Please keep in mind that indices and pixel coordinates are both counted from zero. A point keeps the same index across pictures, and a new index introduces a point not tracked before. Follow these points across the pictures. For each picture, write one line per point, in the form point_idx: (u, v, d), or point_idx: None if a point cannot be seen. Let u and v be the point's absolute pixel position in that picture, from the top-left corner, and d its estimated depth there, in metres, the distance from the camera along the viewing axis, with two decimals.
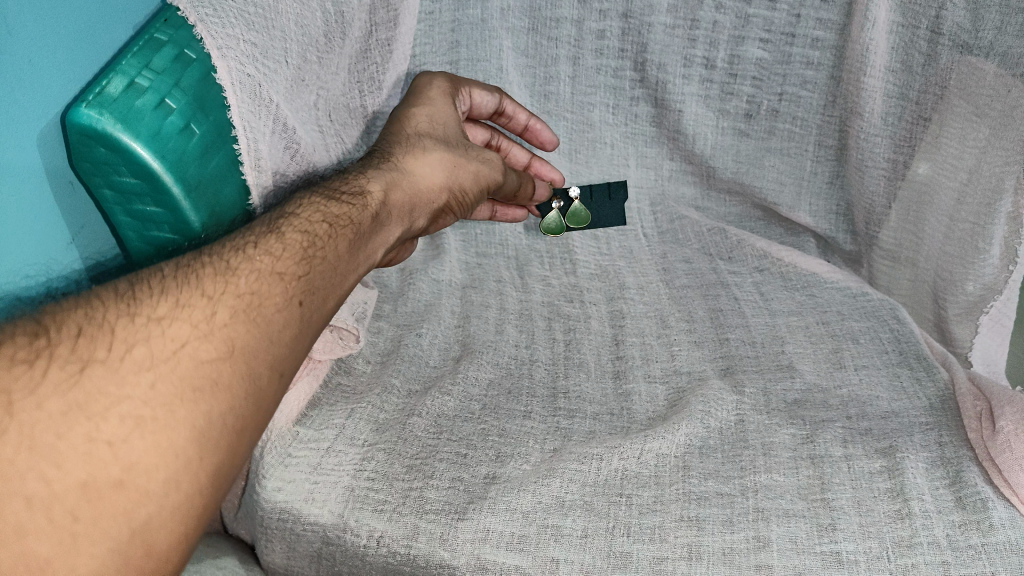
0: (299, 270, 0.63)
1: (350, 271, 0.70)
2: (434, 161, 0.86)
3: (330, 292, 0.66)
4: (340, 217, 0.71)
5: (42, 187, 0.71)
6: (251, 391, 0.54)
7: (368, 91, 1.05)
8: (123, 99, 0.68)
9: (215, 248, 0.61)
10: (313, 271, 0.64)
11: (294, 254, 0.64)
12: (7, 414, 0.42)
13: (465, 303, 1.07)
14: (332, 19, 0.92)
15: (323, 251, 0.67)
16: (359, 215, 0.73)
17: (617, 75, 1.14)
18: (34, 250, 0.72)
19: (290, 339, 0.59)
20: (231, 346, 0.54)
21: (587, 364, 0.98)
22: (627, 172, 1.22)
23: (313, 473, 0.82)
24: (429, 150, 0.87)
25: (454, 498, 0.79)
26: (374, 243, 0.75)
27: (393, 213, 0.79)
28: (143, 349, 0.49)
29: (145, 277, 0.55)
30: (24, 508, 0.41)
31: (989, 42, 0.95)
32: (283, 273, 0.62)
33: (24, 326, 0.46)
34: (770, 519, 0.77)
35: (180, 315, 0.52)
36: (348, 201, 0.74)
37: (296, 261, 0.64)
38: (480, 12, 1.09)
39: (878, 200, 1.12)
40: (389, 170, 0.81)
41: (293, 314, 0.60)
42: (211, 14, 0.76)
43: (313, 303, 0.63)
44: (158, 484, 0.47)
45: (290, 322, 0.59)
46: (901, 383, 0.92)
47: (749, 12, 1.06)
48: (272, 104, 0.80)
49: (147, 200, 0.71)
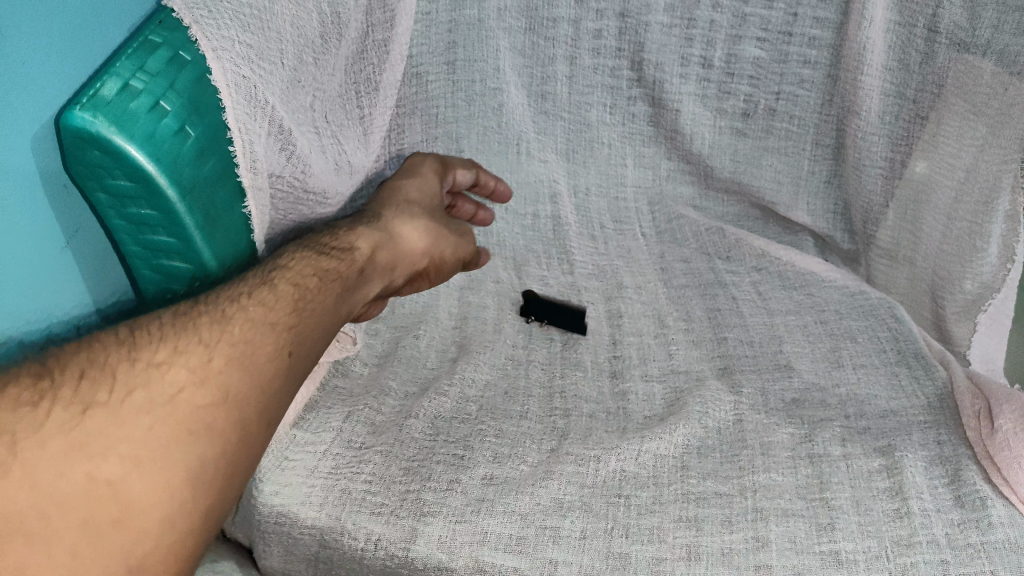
0: (290, 320, 0.66)
1: (333, 325, 0.73)
2: (420, 227, 0.89)
3: (317, 342, 0.69)
4: (330, 270, 0.74)
5: (34, 198, 0.67)
6: (242, 435, 0.57)
7: (364, 92, 1.03)
8: (118, 101, 0.68)
9: (213, 295, 0.65)
10: (302, 323, 0.67)
11: (287, 304, 0.67)
12: (11, 454, 0.47)
13: (462, 304, 1.07)
14: (328, 20, 0.93)
15: (314, 302, 0.70)
16: (347, 269, 0.76)
17: (614, 75, 1.14)
18: (39, 288, 0.71)
19: (278, 385, 0.62)
20: (225, 391, 0.57)
21: (584, 363, 0.98)
22: (625, 171, 1.21)
23: (311, 477, 0.81)
24: (411, 217, 0.89)
25: (452, 500, 0.79)
26: (353, 297, 0.78)
27: (370, 271, 0.82)
28: (142, 393, 0.53)
29: (145, 323, 0.59)
30: (26, 543, 0.45)
31: (986, 40, 0.95)
32: (276, 322, 0.65)
33: (29, 370, 0.51)
34: (770, 519, 0.77)
35: (177, 360, 0.56)
36: (336, 255, 0.76)
37: (287, 311, 0.67)
38: (477, 13, 1.07)
39: (876, 199, 1.12)
40: (376, 232, 0.84)
41: (282, 361, 0.63)
42: (205, 15, 0.75)
43: (300, 353, 0.66)
44: (154, 522, 0.50)
45: (279, 368, 0.63)
46: (899, 382, 0.92)
47: (746, 11, 1.06)
48: (267, 106, 0.80)
49: (142, 204, 0.71)
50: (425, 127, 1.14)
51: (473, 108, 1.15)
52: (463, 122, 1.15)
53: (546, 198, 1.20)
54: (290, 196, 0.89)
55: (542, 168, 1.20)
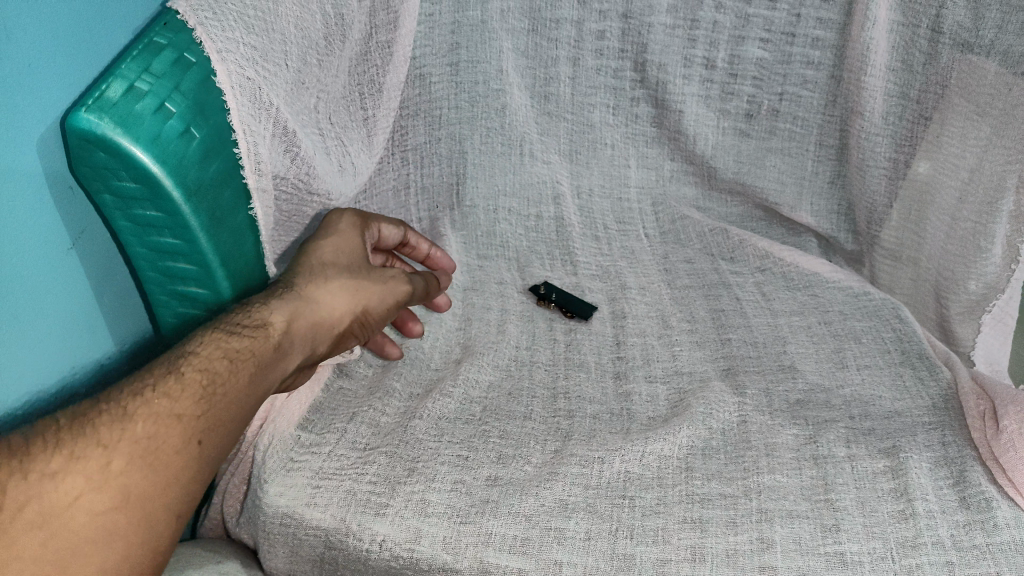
0: (197, 409, 0.64)
1: (253, 403, 0.70)
2: (338, 286, 0.79)
3: (232, 426, 0.67)
4: (243, 349, 0.69)
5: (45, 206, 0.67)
6: (148, 535, 0.58)
7: (368, 94, 1.04)
8: (123, 103, 0.68)
9: (116, 389, 0.63)
10: (212, 410, 0.65)
11: (193, 393, 0.64)
12: None
13: (466, 305, 1.06)
14: (332, 21, 0.93)
15: (225, 386, 0.67)
16: (263, 345, 0.71)
17: (617, 75, 1.14)
18: (57, 305, 0.70)
19: (188, 478, 0.61)
20: (125, 495, 0.58)
21: (588, 363, 0.98)
22: (628, 173, 1.21)
23: (317, 478, 0.81)
24: (330, 276, 0.80)
25: (456, 501, 0.79)
26: (278, 372, 0.72)
27: (297, 342, 0.75)
28: (34, 507, 0.55)
29: (42, 428, 0.59)
30: None
31: (990, 41, 0.96)
32: (181, 414, 0.63)
33: None
34: (774, 520, 0.77)
35: (72, 468, 0.57)
36: (250, 332, 0.71)
37: (194, 401, 0.64)
38: (480, 14, 1.08)
39: (879, 200, 1.12)
40: (294, 296, 0.76)
41: (190, 454, 0.62)
42: (210, 17, 0.76)
43: (211, 442, 0.64)
44: None
45: (186, 463, 0.61)
46: (903, 383, 0.92)
47: (749, 12, 1.07)
48: (272, 107, 0.80)
49: (147, 205, 0.70)
50: (429, 128, 1.14)
51: (476, 109, 1.14)
52: (466, 123, 1.15)
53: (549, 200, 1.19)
54: (294, 197, 0.90)
55: (546, 169, 1.19)
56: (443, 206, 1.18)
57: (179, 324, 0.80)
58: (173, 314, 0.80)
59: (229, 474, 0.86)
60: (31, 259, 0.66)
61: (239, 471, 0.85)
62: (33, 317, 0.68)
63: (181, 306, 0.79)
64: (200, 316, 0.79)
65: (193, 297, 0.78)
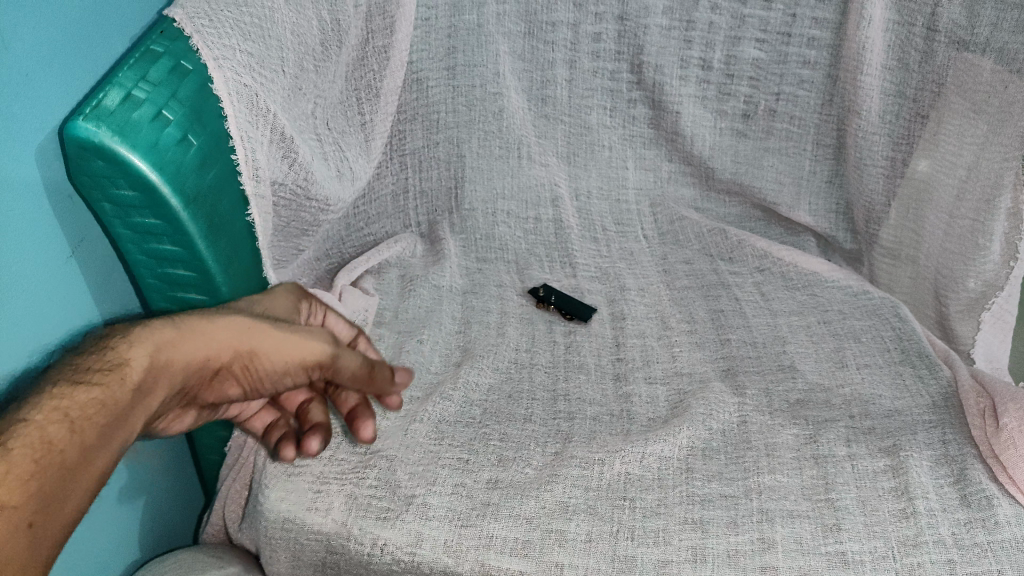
0: (27, 482, 0.54)
1: (105, 465, 0.60)
2: (221, 322, 0.69)
3: (77, 494, 0.58)
4: (90, 403, 0.60)
5: (47, 214, 0.67)
6: None
7: (365, 99, 1.05)
8: (120, 111, 0.68)
9: None
10: (47, 482, 0.55)
11: (21, 462, 0.54)
12: None
13: (466, 309, 1.05)
14: (328, 27, 0.94)
15: (64, 450, 0.57)
16: (114, 395, 0.61)
17: (614, 77, 1.15)
18: (62, 313, 0.70)
19: (17, 568, 0.52)
20: None
21: (587, 365, 0.98)
22: (626, 174, 1.20)
23: (317, 483, 0.81)
24: (215, 316, 0.70)
25: (457, 505, 0.79)
26: (139, 418, 0.63)
27: (160, 382, 0.65)
28: None
29: None
30: None
31: (986, 38, 0.96)
32: (6, 490, 0.53)
33: None
34: (775, 519, 0.77)
35: None
36: (99, 378, 0.61)
37: (23, 471, 0.54)
38: (476, 17, 1.09)
39: (878, 198, 1.12)
40: (162, 330, 0.66)
41: (20, 539, 0.53)
42: (206, 24, 0.76)
43: (50, 517, 0.55)
44: None
45: (17, 550, 0.52)
46: (904, 381, 0.92)
47: (745, 12, 1.08)
48: (269, 113, 0.81)
49: (146, 213, 0.71)
50: (427, 132, 1.14)
51: (474, 113, 1.14)
52: (464, 127, 1.14)
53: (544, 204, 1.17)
54: (292, 203, 0.90)
55: (544, 171, 1.18)
56: (442, 210, 1.18)
57: None
58: (173, 321, 0.80)
59: (230, 480, 0.87)
60: (32, 259, 0.66)
61: (239, 478, 0.86)
62: (41, 325, 0.68)
63: (181, 312, 0.79)
64: None
65: (193, 304, 0.78)
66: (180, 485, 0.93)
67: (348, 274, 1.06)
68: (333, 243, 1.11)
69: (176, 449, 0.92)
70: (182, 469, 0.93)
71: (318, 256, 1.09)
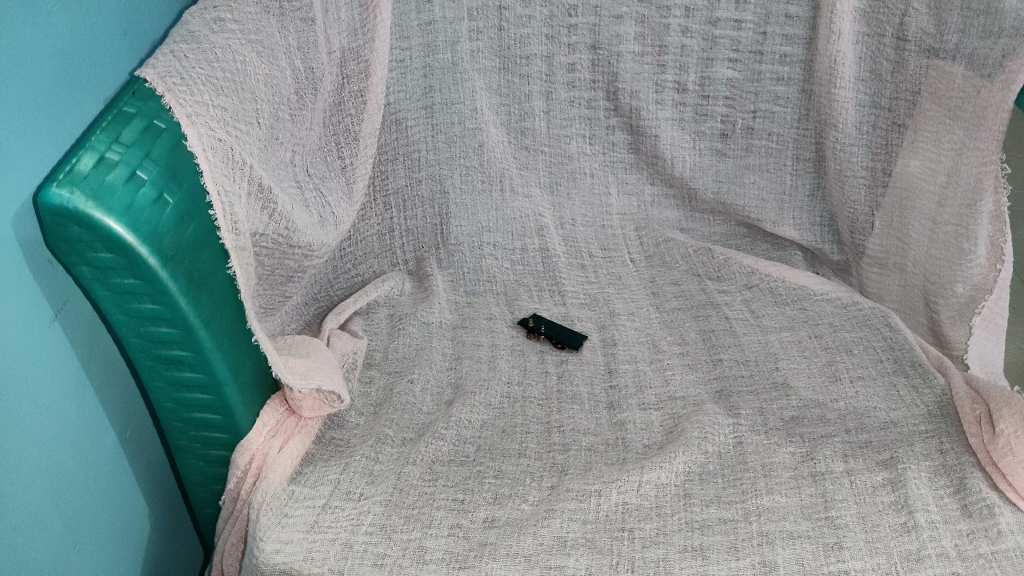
0: None
1: None
2: None
3: None
4: None
5: (28, 279, 0.67)
6: None
7: (344, 143, 1.06)
8: (95, 175, 0.69)
9: None
10: None
11: None
12: None
13: (456, 345, 1.04)
14: (302, 76, 0.97)
15: None
16: None
17: (591, 106, 1.16)
18: (53, 374, 0.70)
19: None
20: None
21: (580, 396, 0.97)
22: (609, 200, 1.20)
23: (311, 532, 0.80)
24: None
25: (454, 547, 0.78)
26: None
27: None
28: None
29: None
30: None
31: (955, 45, 0.99)
32: None
33: None
34: (775, 542, 0.76)
35: None
36: None
37: None
38: (450, 56, 1.11)
39: (860, 209, 1.13)
40: None
41: None
42: (178, 83, 0.77)
43: None
44: None
45: None
46: (898, 392, 0.92)
47: (715, 34, 1.11)
48: (245, 166, 0.81)
49: (125, 274, 0.71)
50: (408, 172, 1.14)
51: (454, 149, 1.15)
52: (445, 164, 1.15)
53: (531, 236, 1.17)
54: (275, 252, 0.91)
55: (527, 202, 1.18)
56: (429, 246, 1.17)
57: (167, 387, 0.80)
58: (160, 378, 0.79)
59: (226, 533, 0.85)
60: (17, 320, 0.65)
61: (235, 529, 0.84)
62: (33, 388, 0.67)
63: (167, 369, 0.79)
64: (186, 378, 0.79)
65: (178, 361, 0.78)
66: (176, 542, 0.92)
67: (336, 316, 1.05)
68: (320, 286, 1.11)
69: (172, 506, 0.91)
70: (178, 526, 0.92)
71: (305, 301, 1.09)
